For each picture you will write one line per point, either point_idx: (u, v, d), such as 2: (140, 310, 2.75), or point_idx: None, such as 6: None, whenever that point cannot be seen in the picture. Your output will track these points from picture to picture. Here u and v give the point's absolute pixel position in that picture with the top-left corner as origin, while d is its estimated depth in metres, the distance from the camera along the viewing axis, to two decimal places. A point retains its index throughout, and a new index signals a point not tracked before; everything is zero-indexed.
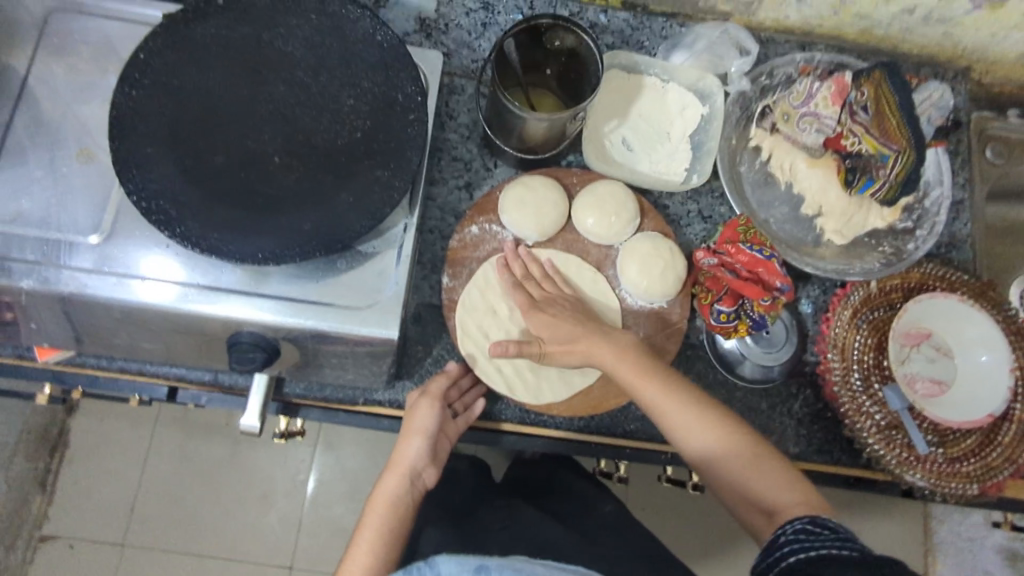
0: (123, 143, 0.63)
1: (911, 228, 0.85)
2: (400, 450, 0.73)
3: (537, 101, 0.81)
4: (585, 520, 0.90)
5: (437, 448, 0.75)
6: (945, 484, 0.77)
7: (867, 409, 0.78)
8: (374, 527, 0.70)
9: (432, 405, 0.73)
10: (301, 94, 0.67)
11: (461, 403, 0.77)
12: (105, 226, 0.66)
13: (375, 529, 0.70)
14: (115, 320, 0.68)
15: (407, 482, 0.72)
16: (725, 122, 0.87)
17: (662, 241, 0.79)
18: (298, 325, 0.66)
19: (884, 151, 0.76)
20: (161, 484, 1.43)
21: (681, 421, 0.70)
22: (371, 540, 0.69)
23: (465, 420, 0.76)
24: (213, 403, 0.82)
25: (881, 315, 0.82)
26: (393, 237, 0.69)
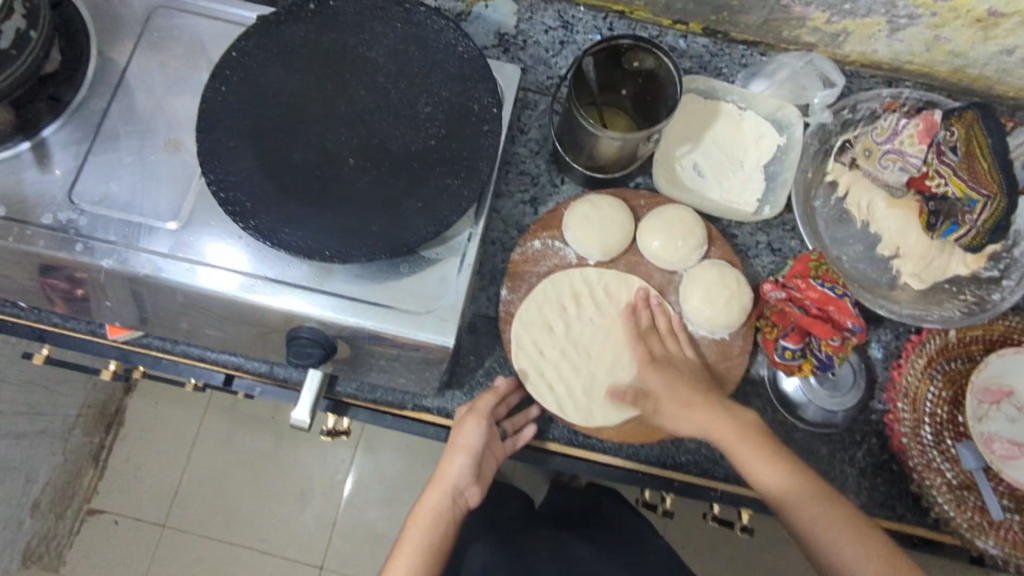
0: (210, 136, 0.65)
1: (997, 277, 0.79)
2: (444, 466, 0.72)
3: (610, 120, 0.82)
4: (625, 551, 0.88)
5: (481, 467, 0.73)
6: (1020, 555, 0.72)
7: (937, 464, 0.75)
8: (415, 540, 0.69)
9: (478, 423, 0.72)
10: (380, 99, 0.69)
11: (511, 424, 0.76)
12: (184, 213, 0.68)
13: (414, 544, 0.69)
14: (184, 305, 0.70)
15: (448, 498, 0.71)
16: (802, 154, 0.84)
17: (728, 270, 0.77)
18: (356, 325, 0.66)
19: (972, 195, 0.73)
20: (205, 470, 1.46)
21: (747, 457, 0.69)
22: (410, 555, 0.68)
23: (513, 443, 0.75)
24: (266, 394, 0.83)
25: (958, 367, 0.78)
26: (457, 245, 0.69)
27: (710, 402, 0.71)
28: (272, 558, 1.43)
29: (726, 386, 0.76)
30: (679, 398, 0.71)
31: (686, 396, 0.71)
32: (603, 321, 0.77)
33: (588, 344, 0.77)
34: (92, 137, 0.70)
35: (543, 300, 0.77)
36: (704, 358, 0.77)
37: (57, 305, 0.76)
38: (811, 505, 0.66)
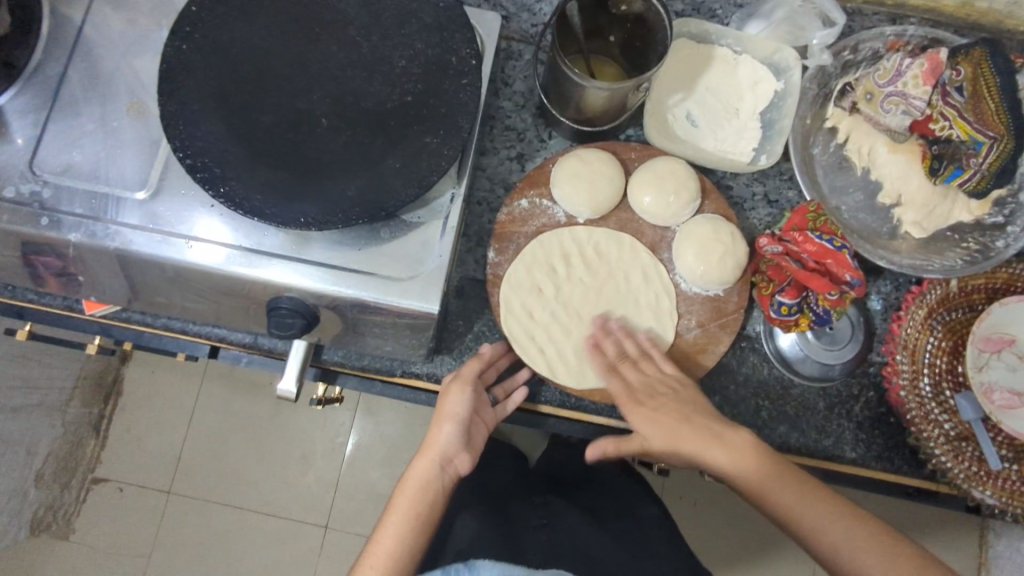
0: (173, 98, 0.62)
1: (1002, 224, 0.76)
2: (431, 434, 0.71)
3: (597, 69, 0.78)
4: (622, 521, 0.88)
5: (470, 432, 0.72)
6: (1017, 504, 0.71)
7: (935, 417, 0.72)
8: (403, 512, 0.68)
9: (462, 389, 0.71)
10: (352, 53, 0.65)
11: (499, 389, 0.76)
12: (152, 182, 0.65)
13: (403, 514, 0.68)
14: (161, 278, 0.68)
15: (437, 466, 0.70)
16: (800, 99, 0.80)
17: (723, 224, 0.74)
18: (338, 294, 0.64)
19: (977, 137, 0.71)
20: (205, 437, 1.46)
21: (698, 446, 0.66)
22: (399, 525, 0.67)
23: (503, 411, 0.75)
24: (253, 364, 0.82)
25: (959, 317, 0.76)
26: (439, 207, 0.67)
27: (701, 434, 0.66)
28: (276, 520, 1.44)
29: (721, 343, 0.75)
30: (670, 440, 0.67)
31: (675, 434, 0.67)
32: (594, 281, 0.75)
33: (580, 306, 0.75)
34: (52, 104, 0.66)
35: (531, 261, 0.75)
36: (699, 316, 0.75)
37: (31, 280, 0.74)
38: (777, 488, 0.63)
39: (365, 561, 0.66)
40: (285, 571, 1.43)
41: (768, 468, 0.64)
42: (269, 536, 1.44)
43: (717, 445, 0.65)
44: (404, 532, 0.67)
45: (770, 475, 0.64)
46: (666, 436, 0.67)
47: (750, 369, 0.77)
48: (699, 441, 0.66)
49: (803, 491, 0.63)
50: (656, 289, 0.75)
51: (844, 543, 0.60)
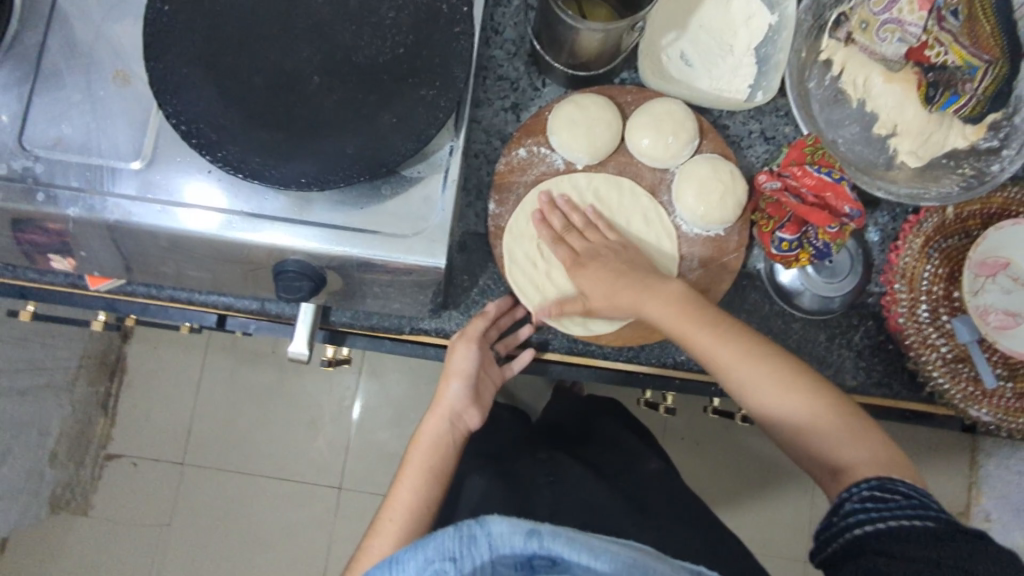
0: (161, 63, 0.60)
1: (997, 147, 0.77)
2: (441, 392, 0.75)
3: (589, 12, 0.75)
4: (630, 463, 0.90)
5: (477, 388, 0.76)
6: (1012, 420, 0.74)
7: (933, 341, 0.75)
8: (417, 465, 0.73)
9: (467, 347, 0.73)
10: (340, 7, 0.63)
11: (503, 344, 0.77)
12: (146, 151, 0.64)
13: (418, 468, 0.73)
14: (163, 248, 0.67)
15: (448, 421, 0.75)
16: (795, 32, 0.79)
17: (722, 163, 0.74)
18: (342, 253, 0.64)
19: (972, 62, 0.72)
20: (214, 408, 1.48)
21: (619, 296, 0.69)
22: (413, 481, 0.72)
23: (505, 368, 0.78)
24: (262, 330, 0.82)
25: (956, 244, 0.77)
26: (439, 161, 0.66)
27: (635, 285, 0.69)
28: (291, 484, 1.47)
29: (724, 282, 0.75)
30: (602, 288, 0.69)
31: (612, 287, 0.69)
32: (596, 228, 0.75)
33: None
34: (34, 76, 0.65)
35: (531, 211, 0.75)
36: (700, 257, 0.76)
37: (31, 259, 0.73)
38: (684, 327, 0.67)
39: (383, 515, 0.71)
40: (302, 532, 1.47)
41: (714, 332, 0.67)
42: (284, 500, 1.47)
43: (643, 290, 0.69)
44: (418, 487, 0.72)
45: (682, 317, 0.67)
46: (605, 289, 0.69)
47: (751, 306, 0.79)
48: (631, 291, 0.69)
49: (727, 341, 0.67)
50: (658, 232, 0.76)
51: (754, 381, 0.67)
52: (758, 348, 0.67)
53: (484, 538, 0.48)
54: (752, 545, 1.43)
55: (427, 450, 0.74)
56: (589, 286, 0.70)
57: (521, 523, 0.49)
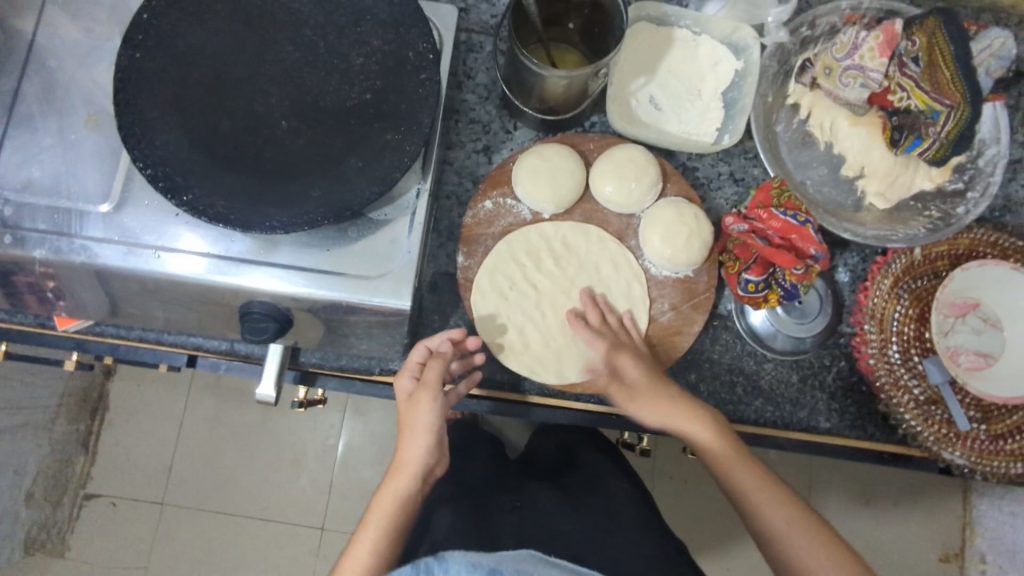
0: (130, 108, 0.61)
1: (962, 189, 0.78)
2: (404, 446, 0.68)
3: (559, 58, 0.78)
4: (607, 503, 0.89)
5: (442, 439, 0.70)
6: (987, 463, 0.73)
7: (905, 382, 0.74)
8: (377, 525, 0.65)
9: (432, 398, 0.68)
10: (311, 54, 0.64)
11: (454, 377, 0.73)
12: (115, 194, 0.65)
13: (376, 526, 0.66)
14: (130, 290, 0.67)
15: (418, 480, 0.68)
16: (760, 78, 0.81)
17: (686, 206, 0.75)
18: (308, 295, 0.64)
19: (935, 107, 0.70)
20: (195, 446, 1.46)
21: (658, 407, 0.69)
22: (373, 540, 0.65)
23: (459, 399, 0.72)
24: (233, 371, 0.81)
25: (924, 285, 0.77)
26: (406, 204, 0.67)
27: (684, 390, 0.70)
28: (273, 524, 1.45)
29: (695, 323, 0.76)
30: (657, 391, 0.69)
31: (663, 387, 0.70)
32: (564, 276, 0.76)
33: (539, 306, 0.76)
34: (8, 120, 0.66)
35: (502, 259, 0.75)
36: (670, 298, 0.76)
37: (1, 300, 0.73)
38: (717, 452, 0.68)
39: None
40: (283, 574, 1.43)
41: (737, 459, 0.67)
42: (265, 541, 1.44)
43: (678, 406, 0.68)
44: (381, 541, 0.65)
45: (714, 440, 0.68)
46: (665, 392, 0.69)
47: (722, 348, 0.78)
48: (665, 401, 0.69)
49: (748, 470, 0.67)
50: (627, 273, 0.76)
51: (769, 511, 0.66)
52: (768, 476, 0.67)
53: (440, 574, 0.52)
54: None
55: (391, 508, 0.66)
56: (636, 372, 0.70)
57: (480, 564, 0.52)
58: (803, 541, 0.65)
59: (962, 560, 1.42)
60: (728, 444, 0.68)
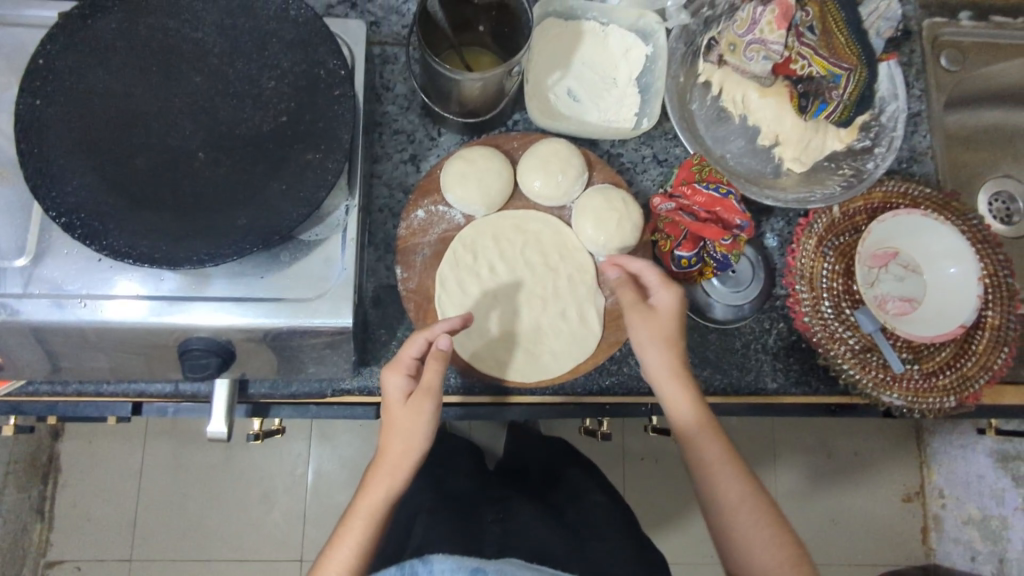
0: (36, 156, 0.59)
1: (870, 146, 0.82)
2: (385, 448, 0.65)
3: (473, 61, 0.79)
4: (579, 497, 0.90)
5: (427, 405, 0.65)
6: (923, 400, 0.76)
7: (840, 334, 0.76)
8: (356, 535, 0.63)
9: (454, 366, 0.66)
10: (220, 83, 0.64)
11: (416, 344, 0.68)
12: (31, 247, 0.63)
13: (354, 541, 0.63)
14: (59, 343, 0.65)
15: (410, 456, 0.65)
16: (670, 61, 0.83)
17: (613, 193, 0.77)
18: (246, 325, 0.63)
19: (835, 71, 0.75)
20: (157, 496, 1.41)
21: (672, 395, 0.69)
22: (359, 540, 0.63)
23: (411, 358, 0.67)
24: (181, 413, 0.79)
25: (847, 240, 0.80)
26: (336, 222, 0.67)
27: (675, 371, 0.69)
28: (248, 564, 1.40)
29: None
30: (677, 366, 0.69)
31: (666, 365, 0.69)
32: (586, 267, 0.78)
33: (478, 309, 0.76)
34: None
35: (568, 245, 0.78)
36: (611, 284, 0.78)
37: None
38: (707, 444, 0.67)
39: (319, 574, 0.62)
40: None
41: (720, 441, 0.67)
42: None
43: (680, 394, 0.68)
44: (360, 548, 0.63)
45: (705, 424, 0.68)
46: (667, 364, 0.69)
47: None
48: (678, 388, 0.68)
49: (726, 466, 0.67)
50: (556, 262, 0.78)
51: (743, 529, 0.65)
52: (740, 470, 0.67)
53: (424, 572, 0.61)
54: None
55: (374, 509, 0.64)
56: (647, 350, 0.69)
57: (465, 563, 0.61)
58: (764, 537, 0.64)
59: (923, 498, 1.49)
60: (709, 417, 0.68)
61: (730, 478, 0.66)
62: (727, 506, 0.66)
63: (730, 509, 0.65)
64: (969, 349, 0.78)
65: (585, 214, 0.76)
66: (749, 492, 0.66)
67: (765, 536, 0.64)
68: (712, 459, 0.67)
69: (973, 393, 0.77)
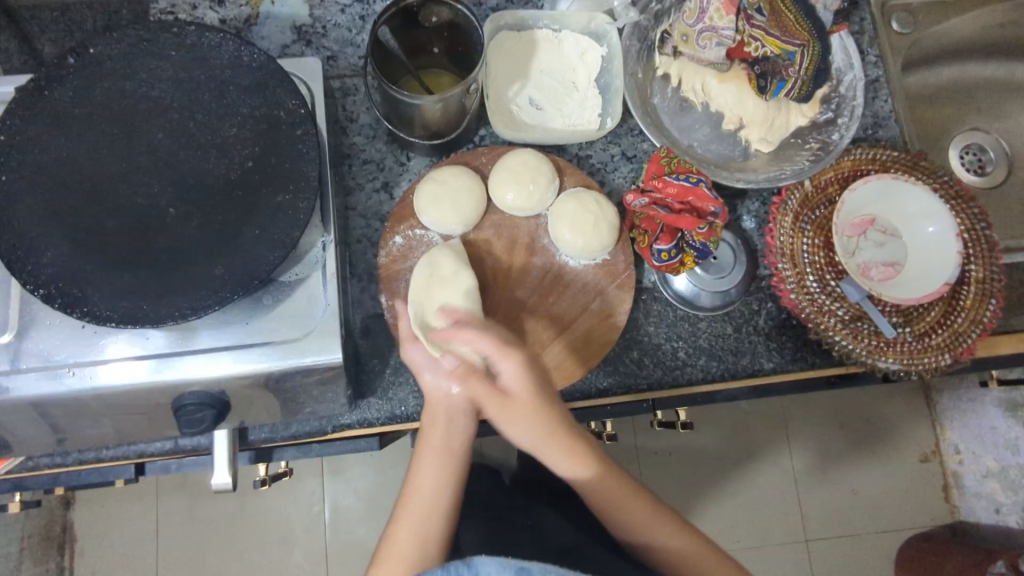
0: (8, 232, 0.59)
1: (833, 118, 0.83)
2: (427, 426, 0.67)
3: (433, 81, 0.81)
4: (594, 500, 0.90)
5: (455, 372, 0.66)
6: (918, 361, 0.76)
7: (828, 307, 0.77)
8: (416, 510, 0.65)
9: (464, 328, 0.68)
10: (183, 137, 0.64)
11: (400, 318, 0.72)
12: (14, 323, 0.62)
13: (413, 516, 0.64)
14: (53, 414, 0.65)
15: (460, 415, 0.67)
16: (626, 57, 0.84)
17: (587, 196, 0.77)
18: (236, 374, 0.63)
19: (788, 49, 0.75)
20: (176, 553, 1.39)
21: (552, 455, 0.67)
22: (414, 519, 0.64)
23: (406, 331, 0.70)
24: (186, 468, 0.79)
25: (823, 213, 0.81)
26: (314, 259, 0.67)
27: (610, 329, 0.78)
28: None
29: (624, 303, 0.77)
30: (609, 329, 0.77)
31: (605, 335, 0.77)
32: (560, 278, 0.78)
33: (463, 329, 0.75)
34: None
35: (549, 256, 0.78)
36: (595, 285, 0.78)
37: None
38: (603, 490, 0.69)
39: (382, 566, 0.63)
40: None
41: (608, 478, 0.69)
42: None
43: (562, 451, 0.67)
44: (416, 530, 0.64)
45: (592, 470, 0.68)
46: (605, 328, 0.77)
47: (657, 318, 0.81)
48: (561, 447, 0.66)
49: (631, 495, 0.70)
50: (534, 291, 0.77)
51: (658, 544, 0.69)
52: (628, 488, 0.70)
53: None
54: (751, 537, 1.44)
55: (432, 488, 0.65)
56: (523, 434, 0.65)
57: None
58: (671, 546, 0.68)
59: (941, 456, 1.48)
60: (589, 460, 0.68)
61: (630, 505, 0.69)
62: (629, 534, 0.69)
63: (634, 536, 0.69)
64: (957, 305, 0.78)
65: (572, 217, 0.76)
66: (641, 508, 0.69)
67: (667, 539, 0.69)
68: (604, 495, 0.69)
69: (967, 348, 0.77)
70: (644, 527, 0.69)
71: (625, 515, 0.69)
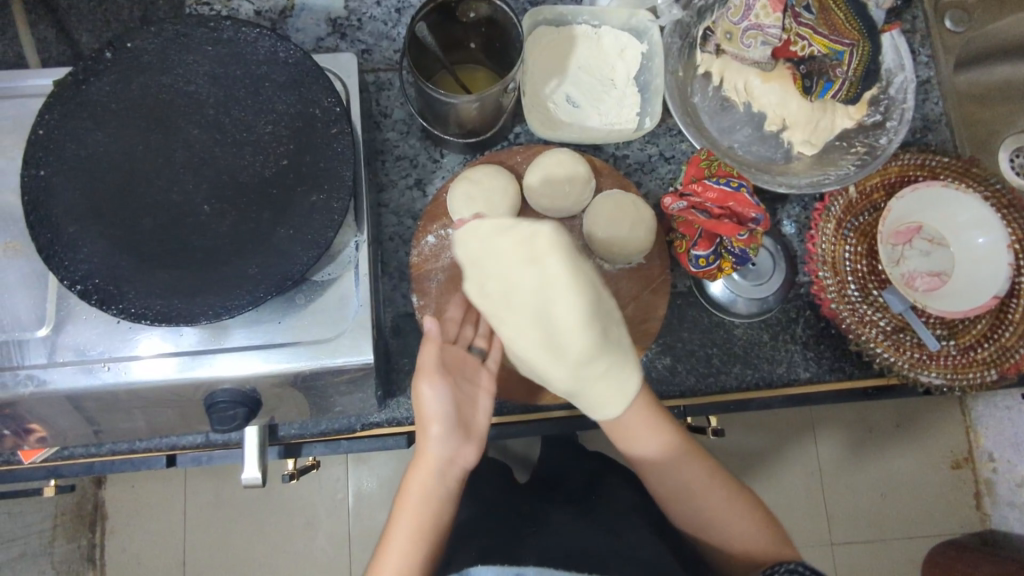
0: (47, 227, 0.60)
1: (881, 121, 0.80)
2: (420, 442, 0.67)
3: (468, 76, 0.79)
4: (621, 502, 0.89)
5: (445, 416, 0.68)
6: (962, 376, 0.74)
7: (870, 317, 0.75)
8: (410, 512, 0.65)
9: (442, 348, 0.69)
10: (219, 133, 0.64)
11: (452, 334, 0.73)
12: (51, 316, 0.63)
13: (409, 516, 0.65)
14: (88, 407, 0.65)
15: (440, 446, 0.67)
16: (668, 56, 0.82)
17: (624, 197, 0.76)
18: (267, 373, 0.63)
19: (837, 48, 0.72)
20: (203, 535, 1.42)
21: (632, 428, 0.72)
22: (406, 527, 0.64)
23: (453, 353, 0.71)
24: (216, 460, 0.79)
25: (867, 219, 0.79)
26: (347, 259, 0.66)
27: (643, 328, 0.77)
28: None
29: (659, 307, 0.76)
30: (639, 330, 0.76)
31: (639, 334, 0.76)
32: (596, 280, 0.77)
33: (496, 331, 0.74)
34: None
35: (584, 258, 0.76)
36: (630, 289, 0.76)
37: None
38: (671, 465, 0.72)
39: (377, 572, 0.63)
40: None
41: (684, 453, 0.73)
42: None
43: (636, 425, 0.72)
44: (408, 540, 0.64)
45: (666, 444, 0.73)
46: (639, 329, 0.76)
47: (691, 323, 0.79)
48: (644, 421, 0.72)
49: (690, 469, 0.73)
50: None
51: (715, 514, 0.71)
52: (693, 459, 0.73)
53: None
54: None
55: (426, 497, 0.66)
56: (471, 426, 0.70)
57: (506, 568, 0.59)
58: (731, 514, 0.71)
59: (973, 463, 1.44)
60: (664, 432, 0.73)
61: (694, 476, 0.72)
62: (692, 502, 0.72)
63: (696, 509, 0.72)
64: (1005, 319, 0.74)
65: (611, 218, 0.74)
66: (703, 477, 0.72)
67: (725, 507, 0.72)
68: (676, 469, 0.72)
69: (1016, 364, 0.74)
70: (699, 494, 0.72)
71: (682, 486, 0.72)
